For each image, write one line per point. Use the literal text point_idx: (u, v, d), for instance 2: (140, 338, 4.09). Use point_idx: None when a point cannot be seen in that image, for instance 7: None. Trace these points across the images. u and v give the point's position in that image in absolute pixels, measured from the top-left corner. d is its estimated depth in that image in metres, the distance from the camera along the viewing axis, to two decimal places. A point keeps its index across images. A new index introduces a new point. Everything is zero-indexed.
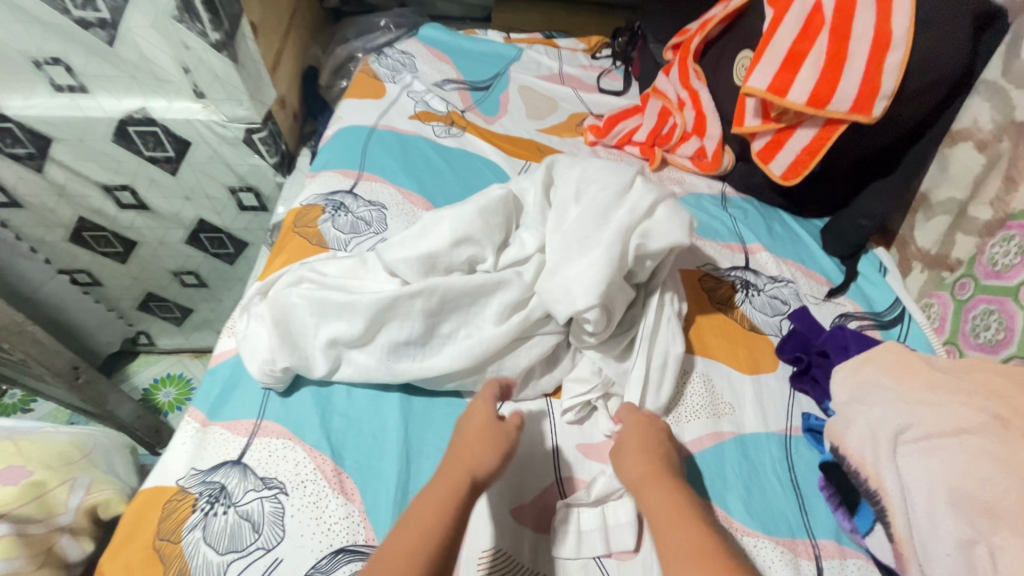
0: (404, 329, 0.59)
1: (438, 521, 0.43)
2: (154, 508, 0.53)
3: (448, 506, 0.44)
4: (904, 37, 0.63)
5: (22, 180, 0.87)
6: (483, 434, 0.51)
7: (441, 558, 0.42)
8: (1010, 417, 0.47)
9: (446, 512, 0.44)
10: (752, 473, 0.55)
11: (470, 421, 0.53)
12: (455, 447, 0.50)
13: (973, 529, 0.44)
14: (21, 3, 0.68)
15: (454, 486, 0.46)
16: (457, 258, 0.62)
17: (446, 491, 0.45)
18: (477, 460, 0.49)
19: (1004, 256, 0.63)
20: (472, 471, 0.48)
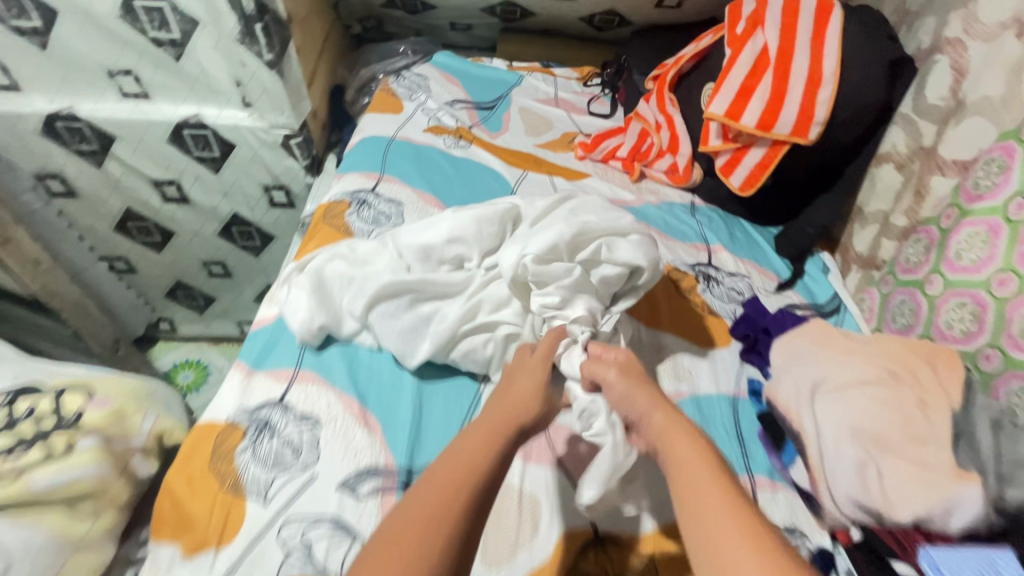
0: (394, 303, 0.71)
1: (479, 465, 0.48)
2: (208, 436, 0.65)
3: (491, 448, 0.50)
4: (832, 77, 0.79)
5: (81, 171, 1.00)
6: (529, 390, 0.57)
7: (482, 495, 0.47)
8: (901, 374, 0.62)
9: (488, 454, 0.49)
10: (704, 423, 0.67)
11: (516, 376, 0.59)
12: (503, 398, 0.56)
13: (867, 455, 0.57)
14: (107, 24, 0.81)
15: (499, 430, 0.52)
16: (448, 252, 0.75)
17: (489, 436, 0.51)
18: (521, 411, 0.54)
19: (915, 254, 0.76)
20: (514, 420, 0.53)
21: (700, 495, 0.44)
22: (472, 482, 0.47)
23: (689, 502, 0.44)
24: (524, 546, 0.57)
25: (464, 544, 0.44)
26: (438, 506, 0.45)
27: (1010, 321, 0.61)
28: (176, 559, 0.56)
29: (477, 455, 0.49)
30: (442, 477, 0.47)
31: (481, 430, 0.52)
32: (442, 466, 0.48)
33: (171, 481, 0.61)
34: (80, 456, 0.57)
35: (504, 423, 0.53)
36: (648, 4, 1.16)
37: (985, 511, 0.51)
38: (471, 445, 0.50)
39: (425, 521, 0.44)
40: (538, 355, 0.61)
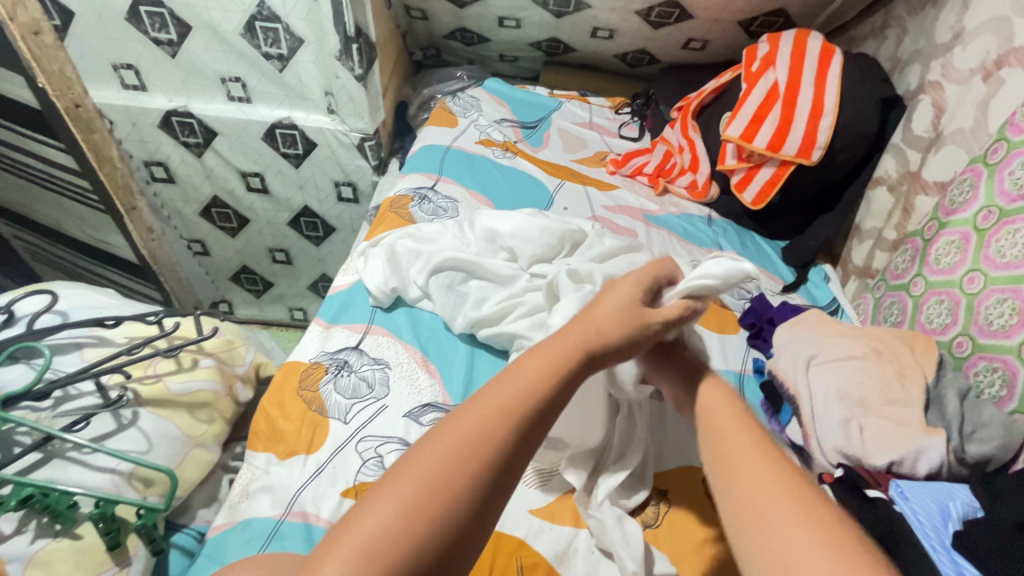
0: (451, 276, 0.83)
1: (537, 388, 0.44)
2: (295, 370, 0.77)
3: (553, 374, 0.46)
4: (832, 109, 0.94)
5: (183, 160, 1.17)
6: (616, 317, 0.52)
7: (537, 417, 0.43)
8: (884, 350, 0.73)
9: (547, 381, 0.45)
10: None
11: (602, 301, 0.55)
12: (586, 321, 0.51)
13: (851, 412, 0.68)
14: (229, 39, 0.98)
15: (572, 350, 0.48)
16: (508, 240, 0.86)
17: (559, 358, 0.47)
18: (600, 338, 0.50)
19: (902, 262, 0.88)
20: (587, 344, 0.49)
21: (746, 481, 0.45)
22: (523, 409, 0.42)
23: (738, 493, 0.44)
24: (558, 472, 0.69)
25: (502, 472, 0.40)
26: (483, 431, 0.41)
27: (977, 312, 0.72)
28: (272, 462, 0.68)
29: (544, 377, 0.45)
30: (503, 398, 0.43)
31: (559, 344, 0.49)
32: (509, 387, 0.44)
33: (266, 403, 0.74)
34: (201, 371, 0.71)
35: (580, 346, 0.49)
36: (676, 45, 1.33)
37: (947, 458, 0.62)
38: (537, 364, 0.46)
39: (475, 436, 0.40)
40: (631, 286, 0.56)
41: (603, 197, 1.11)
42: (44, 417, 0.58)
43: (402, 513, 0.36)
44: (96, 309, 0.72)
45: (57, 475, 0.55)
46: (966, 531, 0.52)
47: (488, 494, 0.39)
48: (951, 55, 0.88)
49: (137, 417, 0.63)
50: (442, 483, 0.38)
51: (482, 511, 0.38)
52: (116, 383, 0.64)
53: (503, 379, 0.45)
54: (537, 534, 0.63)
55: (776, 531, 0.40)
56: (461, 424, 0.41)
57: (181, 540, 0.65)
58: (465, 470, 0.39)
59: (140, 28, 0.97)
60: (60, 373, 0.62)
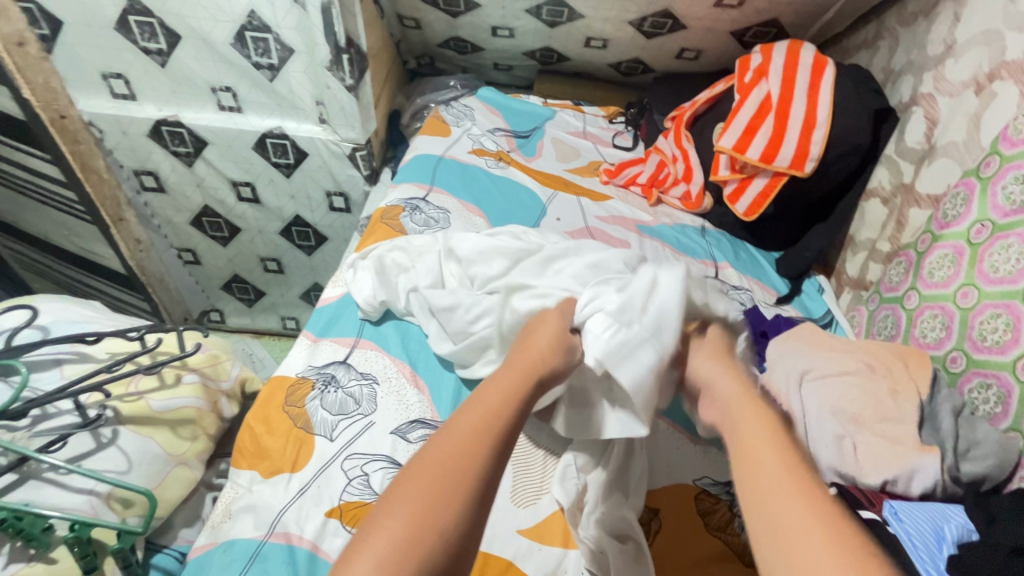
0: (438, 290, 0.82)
1: (503, 410, 0.50)
2: (282, 385, 0.76)
3: (514, 396, 0.52)
4: (825, 121, 0.94)
5: (173, 169, 1.17)
6: (553, 344, 0.61)
7: (506, 436, 0.48)
8: (877, 366, 0.72)
9: (511, 405, 0.51)
10: None
11: (538, 334, 0.62)
12: (528, 349, 0.60)
13: (844, 430, 0.66)
14: (219, 49, 0.97)
15: (523, 376, 0.55)
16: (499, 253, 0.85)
17: (516, 382, 0.54)
18: (543, 361, 0.58)
19: (896, 275, 0.88)
20: (534, 369, 0.56)
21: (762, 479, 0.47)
22: (495, 428, 0.48)
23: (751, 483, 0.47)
24: (547, 491, 0.67)
25: (484, 485, 0.45)
26: (462, 451, 0.45)
27: (971, 327, 0.71)
28: (256, 480, 0.67)
29: (502, 399, 0.51)
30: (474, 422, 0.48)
31: (509, 371, 0.56)
32: (475, 412, 0.49)
33: (250, 419, 0.72)
34: (184, 388, 0.70)
35: (529, 369, 0.56)
36: (670, 55, 1.32)
37: (942, 477, 0.61)
38: (495, 391, 0.52)
39: (457, 457, 0.45)
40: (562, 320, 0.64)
41: (596, 208, 1.10)
42: (20, 437, 0.56)
43: (403, 533, 0.40)
44: (78, 324, 0.71)
45: (32, 497, 0.54)
46: (961, 555, 0.52)
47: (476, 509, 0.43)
48: (944, 67, 0.88)
49: (117, 436, 0.61)
50: (435, 501, 0.42)
51: (473, 524, 0.43)
52: (96, 402, 0.63)
53: (468, 406, 0.50)
54: (525, 555, 0.62)
55: (786, 529, 0.42)
56: (444, 444, 0.46)
57: (163, 562, 0.63)
58: (451, 489, 0.43)
59: (129, 37, 0.96)
60: (38, 392, 0.61)
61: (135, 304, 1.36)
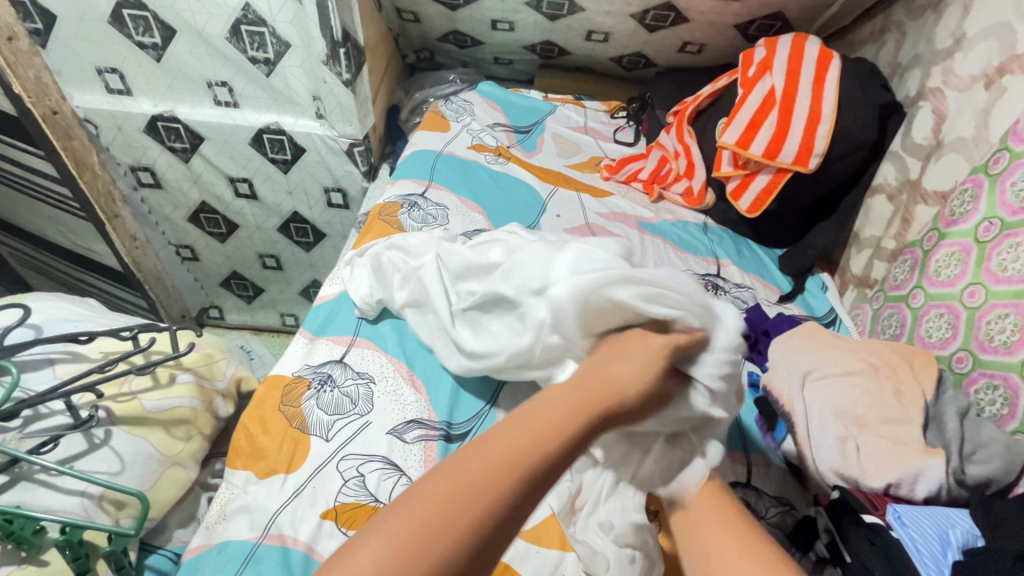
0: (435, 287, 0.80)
1: (556, 437, 0.41)
2: (278, 384, 0.75)
3: (574, 423, 0.43)
4: (830, 116, 0.92)
5: (170, 166, 1.16)
6: (639, 372, 0.48)
7: (550, 467, 0.40)
8: (881, 366, 0.71)
9: (565, 432, 0.42)
10: None
11: (626, 353, 0.50)
12: (605, 371, 0.48)
13: (847, 432, 0.65)
14: (215, 44, 0.96)
15: (591, 402, 0.45)
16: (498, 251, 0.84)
17: (581, 407, 0.44)
18: (623, 392, 0.47)
19: (901, 273, 0.86)
20: (610, 398, 0.46)
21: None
22: (537, 455, 0.40)
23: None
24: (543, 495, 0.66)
25: (509, 517, 0.37)
26: (489, 475, 0.38)
27: (978, 326, 0.70)
28: (251, 481, 0.66)
29: (559, 429, 0.42)
30: (512, 443, 0.40)
31: (579, 388, 0.46)
32: (516, 430, 0.41)
33: (245, 419, 0.72)
34: (178, 387, 0.69)
35: (604, 398, 0.45)
36: (672, 49, 1.30)
37: (946, 481, 0.60)
38: (555, 415, 0.43)
39: (484, 477, 0.37)
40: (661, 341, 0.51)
41: (596, 204, 1.08)
42: (11, 438, 0.56)
43: (392, 558, 0.33)
44: (71, 323, 0.70)
45: (24, 499, 0.53)
46: (966, 561, 0.50)
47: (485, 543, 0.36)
48: (952, 61, 0.86)
49: (109, 436, 0.61)
50: (443, 521, 0.35)
51: (480, 557, 0.35)
52: (88, 402, 0.62)
53: (511, 423, 0.42)
54: (523, 558, 0.61)
55: None
56: (472, 461, 0.38)
57: (157, 563, 0.63)
58: (461, 514, 0.35)
59: (123, 31, 0.95)
60: (30, 392, 0.60)
61: (133, 301, 1.36)
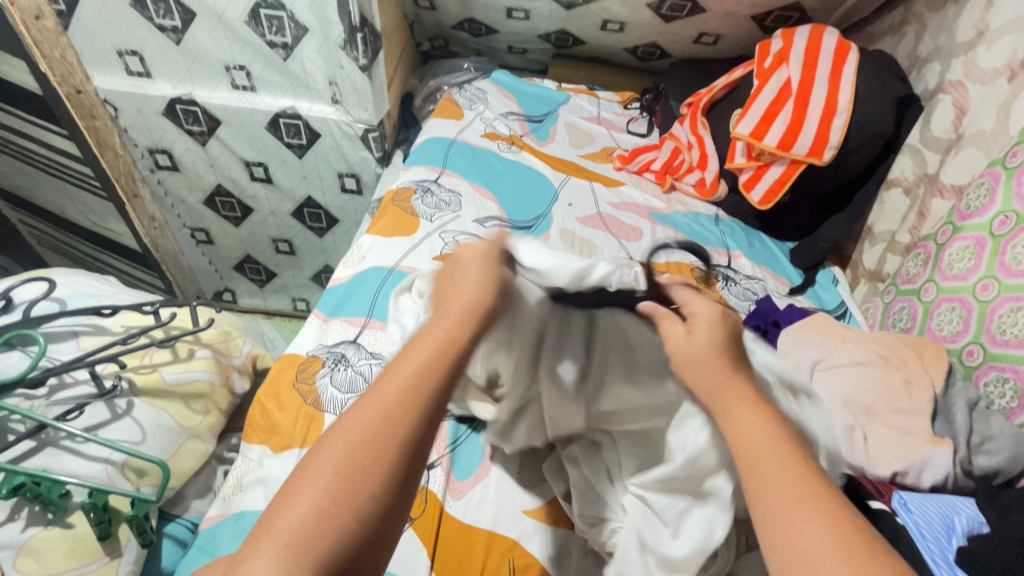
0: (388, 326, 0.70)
1: (443, 354, 0.40)
2: (293, 363, 0.76)
3: (458, 338, 0.41)
4: (846, 108, 0.92)
5: (187, 149, 1.17)
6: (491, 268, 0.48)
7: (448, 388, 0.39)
8: (890, 356, 0.72)
9: (449, 348, 0.41)
10: None
11: (460, 270, 0.48)
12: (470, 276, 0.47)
13: (855, 422, 0.66)
14: (234, 28, 0.97)
15: (449, 337, 0.41)
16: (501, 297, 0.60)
17: (461, 318, 0.43)
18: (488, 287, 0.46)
19: (914, 266, 0.86)
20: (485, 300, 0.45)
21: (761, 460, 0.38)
22: (430, 382, 0.38)
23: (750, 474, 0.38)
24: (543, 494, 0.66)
25: (413, 461, 0.36)
26: (397, 414, 0.36)
27: (990, 320, 0.70)
28: (267, 454, 0.68)
29: (444, 347, 0.41)
30: (386, 400, 0.37)
31: (442, 316, 0.43)
32: (375, 402, 0.37)
33: (261, 395, 0.73)
34: (198, 362, 0.71)
35: (467, 313, 0.43)
36: (688, 40, 1.30)
37: (953, 471, 0.61)
38: (436, 336, 0.41)
39: (391, 419, 0.36)
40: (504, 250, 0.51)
41: (608, 193, 1.09)
42: (38, 405, 0.58)
43: (324, 503, 0.32)
44: (92, 297, 0.72)
45: (50, 464, 0.55)
46: (971, 547, 0.51)
47: (390, 514, 0.34)
48: (974, 53, 0.86)
49: (132, 407, 0.63)
50: (363, 465, 0.34)
51: (382, 531, 0.34)
52: (111, 373, 0.64)
53: (383, 378, 0.38)
54: (531, 535, 0.62)
55: (789, 534, 0.34)
56: (371, 407, 0.36)
57: (175, 531, 0.65)
58: (351, 506, 0.33)
59: (145, 14, 0.96)
60: (55, 361, 0.62)
61: (148, 282, 1.39)
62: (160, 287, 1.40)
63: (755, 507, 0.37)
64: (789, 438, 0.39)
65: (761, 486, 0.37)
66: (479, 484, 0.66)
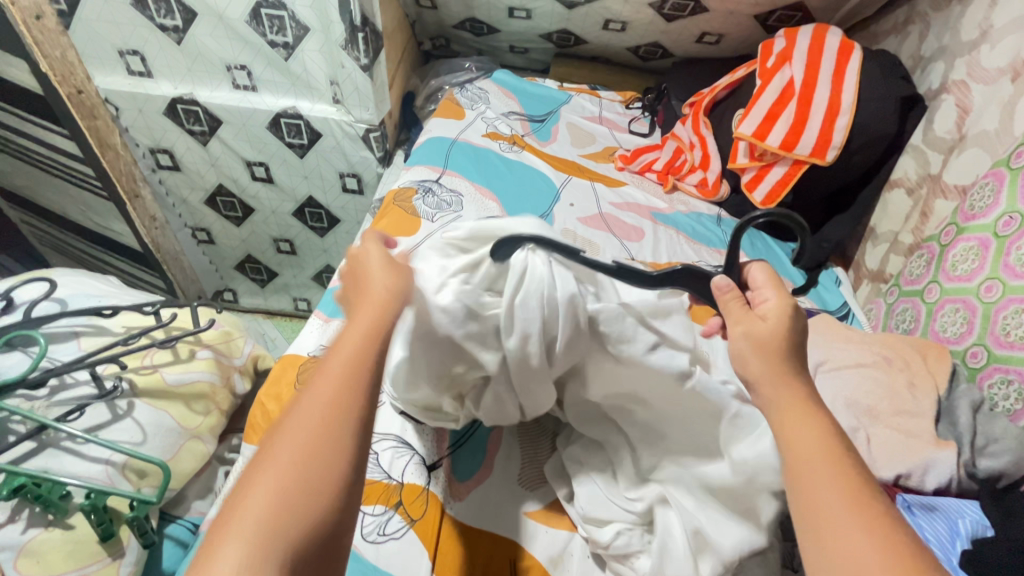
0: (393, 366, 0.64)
1: (367, 356, 0.38)
2: (294, 363, 0.76)
3: (378, 337, 0.39)
4: (849, 108, 0.92)
5: (188, 149, 1.17)
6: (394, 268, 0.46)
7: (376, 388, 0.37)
8: (893, 358, 0.71)
9: (371, 349, 0.38)
10: None
11: (369, 271, 0.46)
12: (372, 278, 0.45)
13: (858, 424, 0.65)
14: (235, 27, 0.97)
15: (369, 338, 0.39)
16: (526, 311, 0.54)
17: (376, 317, 0.41)
18: (400, 286, 0.44)
19: (917, 267, 0.86)
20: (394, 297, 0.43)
21: (803, 450, 0.38)
22: (357, 387, 0.36)
23: (794, 468, 0.38)
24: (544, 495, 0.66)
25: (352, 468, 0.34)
26: (326, 426, 0.34)
27: (994, 321, 0.69)
28: None
29: (365, 347, 0.38)
30: (316, 415, 0.34)
31: (358, 318, 0.41)
32: (318, 396, 0.35)
33: (262, 395, 0.73)
34: (199, 363, 0.71)
35: (382, 310, 0.42)
36: (690, 39, 1.29)
37: (957, 473, 0.60)
38: (353, 338, 0.39)
39: (323, 433, 0.34)
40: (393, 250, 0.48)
41: (610, 193, 1.08)
42: (39, 406, 0.58)
43: (259, 535, 0.30)
44: (93, 298, 0.72)
45: (50, 465, 0.55)
46: (975, 549, 0.50)
47: (339, 525, 0.32)
48: (978, 53, 0.85)
49: (132, 408, 0.62)
50: (297, 489, 0.32)
51: (330, 547, 0.32)
52: (112, 373, 0.63)
53: (307, 394, 0.35)
54: (532, 537, 0.62)
55: (830, 535, 0.34)
56: (298, 428, 0.34)
57: (176, 532, 0.65)
58: (292, 529, 0.30)
59: (146, 13, 0.96)
60: (56, 362, 0.62)
61: (149, 281, 1.39)
62: (161, 287, 1.40)
63: (795, 491, 0.37)
64: (840, 439, 0.38)
65: (801, 472, 0.37)
66: (481, 485, 0.66)
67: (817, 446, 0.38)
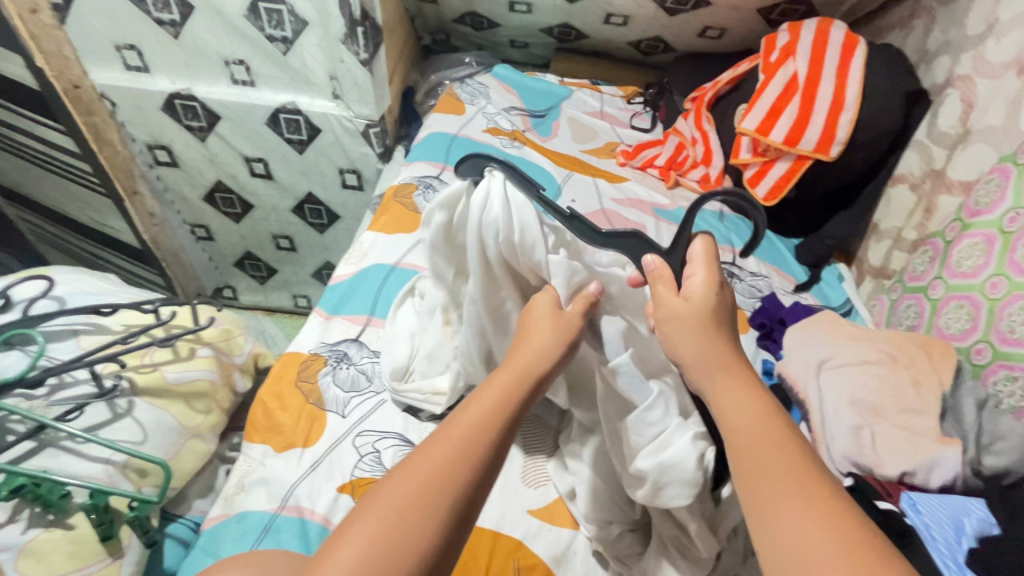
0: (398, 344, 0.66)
1: (495, 420, 0.40)
2: (295, 361, 0.76)
3: (508, 404, 0.42)
4: (853, 103, 0.91)
5: (186, 145, 1.16)
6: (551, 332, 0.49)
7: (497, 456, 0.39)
8: (898, 355, 0.71)
9: (497, 417, 0.41)
10: None
11: (529, 328, 0.49)
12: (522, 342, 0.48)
13: (862, 421, 0.66)
14: (232, 21, 0.96)
15: (499, 406, 0.41)
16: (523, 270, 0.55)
17: (507, 386, 0.43)
18: (542, 356, 0.47)
19: (921, 264, 0.85)
20: (533, 369, 0.45)
21: (750, 435, 0.40)
22: (485, 447, 0.38)
23: (743, 457, 0.39)
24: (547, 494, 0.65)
25: (459, 523, 0.36)
26: (445, 477, 0.36)
27: (999, 318, 0.69)
28: (269, 454, 0.68)
29: (494, 414, 0.41)
30: (438, 461, 0.37)
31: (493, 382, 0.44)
32: (440, 446, 0.38)
33: (263, 393, 0.73)
34: (199, 361, 0.70)
35: (519, 377, 0.44)
36: (692, 34, 1.28)
37: (963, 471, 0.60)
38: (483, 404, 0.41)
39: (441, 483, 0.36)
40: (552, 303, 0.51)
41: (612, 189, 1.08)
42: (38, 405, 0.57)
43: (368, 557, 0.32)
44: (91, 296, 0.71)
45: (49, 465, 0.54)
46: (981, 548, 0.50)
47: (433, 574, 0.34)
48: (983, 47, 0.84)
49: (132, 407, 0.62)
50: (412, 524, 0.34)
51: None
52: (111, 372, 0.63)
53: (435, 438, 0.38)
54: (536, 535, 0.62)
55: (772, 512, 0.36)
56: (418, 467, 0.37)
57: (177, 531, 0.65)
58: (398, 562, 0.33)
59: (142, 7, 0.95)
60: (54, 361, 0.61)
61: (148, 278, 1.39)
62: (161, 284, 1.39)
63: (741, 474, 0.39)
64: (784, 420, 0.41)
65: (746, 450, 0.39)
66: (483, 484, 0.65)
67: (760, 426, 0.40)
